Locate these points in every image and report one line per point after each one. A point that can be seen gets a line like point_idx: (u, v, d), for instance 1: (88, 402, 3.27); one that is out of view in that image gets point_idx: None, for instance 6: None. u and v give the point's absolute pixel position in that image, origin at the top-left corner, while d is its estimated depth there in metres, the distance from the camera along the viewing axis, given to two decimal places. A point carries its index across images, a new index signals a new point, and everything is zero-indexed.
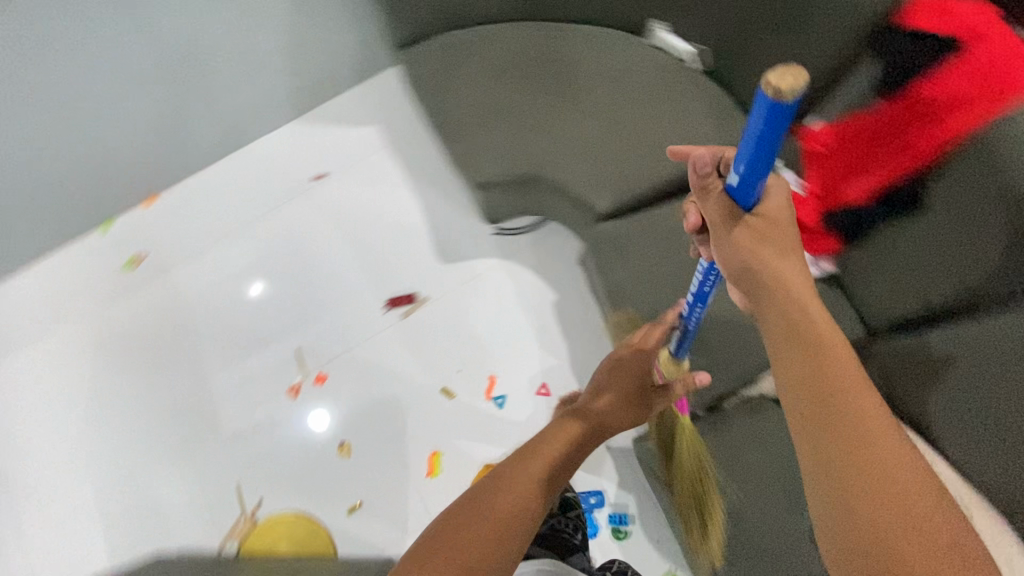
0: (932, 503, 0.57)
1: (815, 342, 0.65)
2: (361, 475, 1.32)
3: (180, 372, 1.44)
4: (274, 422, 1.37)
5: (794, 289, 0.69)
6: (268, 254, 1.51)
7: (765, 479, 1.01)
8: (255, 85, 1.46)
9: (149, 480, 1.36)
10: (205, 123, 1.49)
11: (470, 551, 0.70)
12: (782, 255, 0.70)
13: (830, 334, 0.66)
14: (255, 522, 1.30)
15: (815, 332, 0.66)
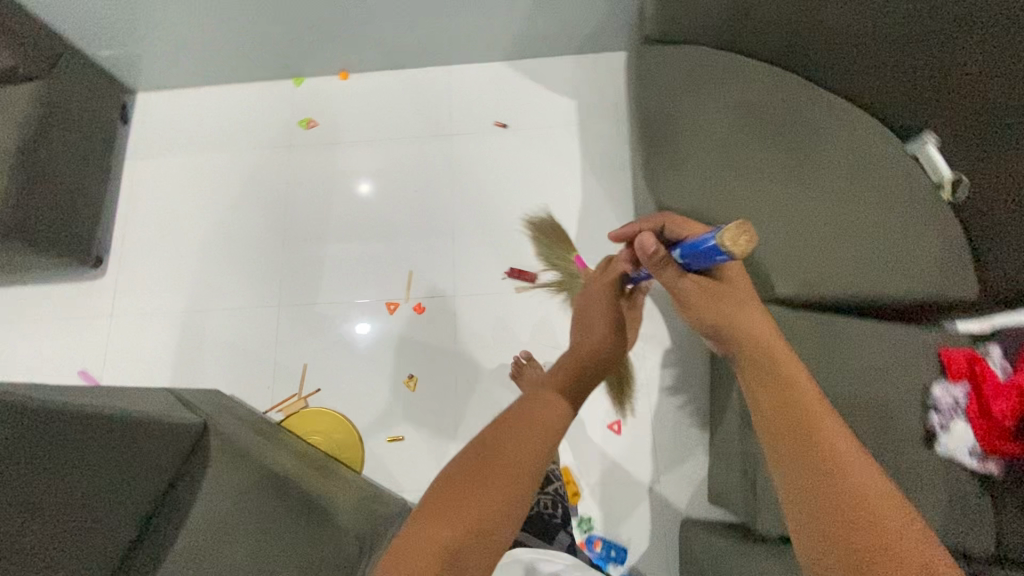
0: (882, 498, 0.57)
1: (766, 362, 0.68)
2: (413, 413, 1.33)
3: (299, 240, 1.48)
4: (360, 325, 1.40)
5: (758, 321, 0.72)
6: (420, 172, 1.52)
7: None
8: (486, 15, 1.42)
9: (231, 322, 1.42)
10: (422, 31, 1.47)
11: (468, 520, 0.64)
12: (742, 307, 0.73)
13: (787, 359, 0.68)
14: (304, 407, 1.34)
15: (770, 345, 0.69)
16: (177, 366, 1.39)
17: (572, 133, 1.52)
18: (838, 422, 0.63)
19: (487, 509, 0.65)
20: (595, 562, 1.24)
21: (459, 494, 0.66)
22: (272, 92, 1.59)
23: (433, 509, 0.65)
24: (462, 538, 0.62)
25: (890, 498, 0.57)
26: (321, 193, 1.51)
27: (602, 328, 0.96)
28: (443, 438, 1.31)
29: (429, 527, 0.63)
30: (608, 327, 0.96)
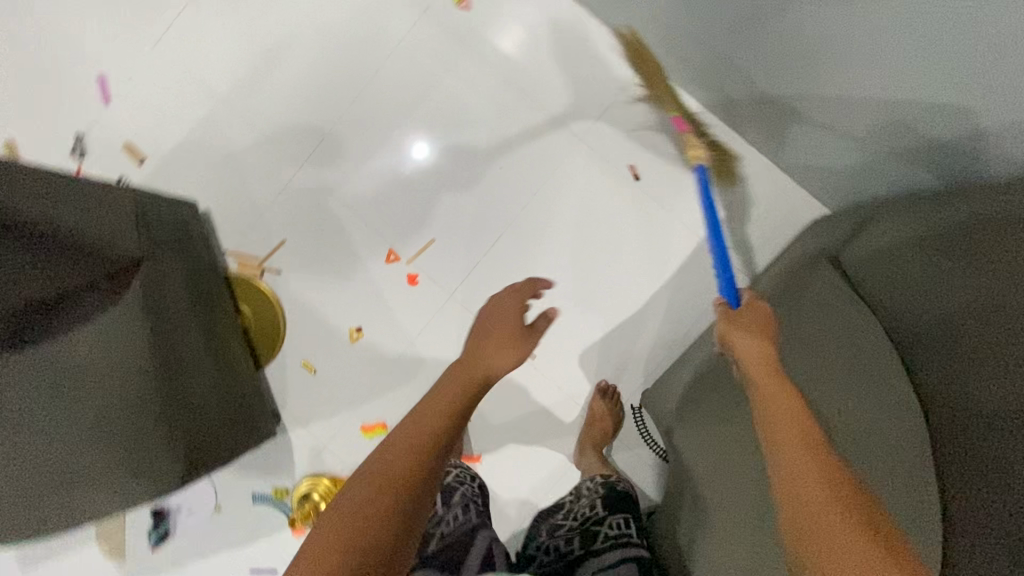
0: (857, 527, 0.55)
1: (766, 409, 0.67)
2: (340, 358, 1.28)
3: (363, 116, 1.28)
4: (358, 246, 1.29)
5: (760, 357, 0.73)
6: (525, 151, 1.27)
7: None
8: (716, 65, 1.06)
9: (251, 142, 1.29)
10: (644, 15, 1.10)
11: (380, 536, 0.56)
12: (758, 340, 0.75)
13: (772, 377, 0.70)
14: (256, 279, 1.28)
15: (756, 364, 0.72)
16: (179, 143, 1.29)
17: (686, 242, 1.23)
18: (798, 411, 0.66)
19: (361, 531, 0.55)
20: None
21: (370, 504, 0.57)
22: None
23: (335, 525, 0.56)
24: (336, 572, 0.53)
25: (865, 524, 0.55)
26: (417, 87, 1.28)
27: (494, 330, 0.81)
28: (340, 399, 1.28)
29: (330, 556, 0.53)
30: (509, 318, 0.82)
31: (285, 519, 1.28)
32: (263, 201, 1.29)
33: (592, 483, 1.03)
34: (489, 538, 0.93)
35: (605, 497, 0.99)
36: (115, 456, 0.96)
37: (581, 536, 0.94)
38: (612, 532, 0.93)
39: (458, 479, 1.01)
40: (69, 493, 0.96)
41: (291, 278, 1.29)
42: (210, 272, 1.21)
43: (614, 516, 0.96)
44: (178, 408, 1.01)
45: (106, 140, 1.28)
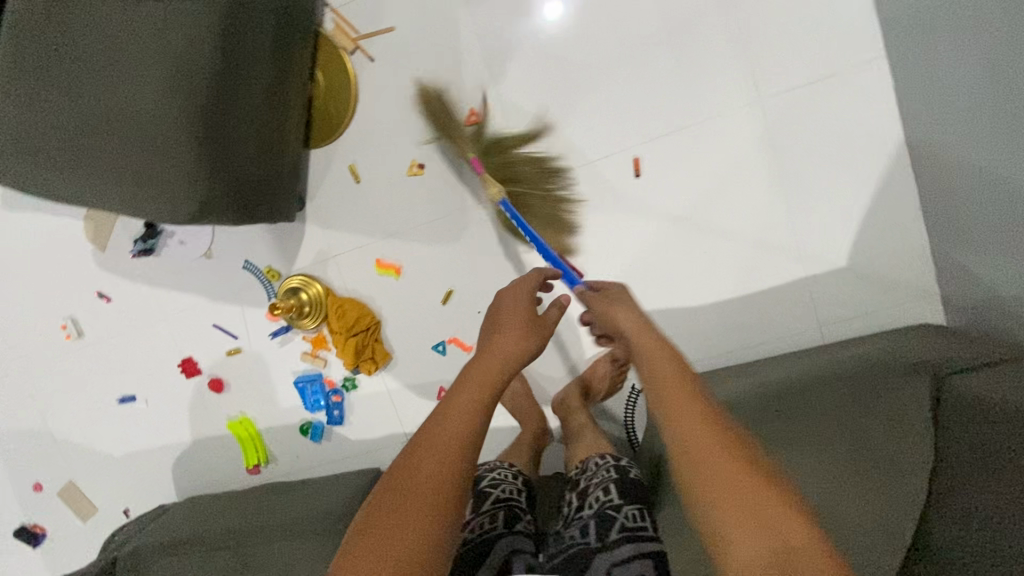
0: (738, 468, 0.60)
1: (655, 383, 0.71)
2: (388, 182, 1.17)
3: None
4: (461, 80, 1.12)
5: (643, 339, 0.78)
6: (687, 78, 1.07)
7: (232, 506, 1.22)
8: (947, 100, 0.84)
9: None
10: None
11: (403, 536, 0.60)
12: (629, 324, 0.81)
13: (656, 355, 0.75)
14: (344, 54, 1.12)
15: (641, 339, 0.78)
16: None
17: (787, 269, 1.09)
18: (670, 362, 0.73)
19: (393, 544, 0.59)
20: (317, 398, 1.27)
21: (391, 509, 0.62)
22: None
23: (367, 530, 0.61)
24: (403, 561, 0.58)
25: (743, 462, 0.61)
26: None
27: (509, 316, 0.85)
28: (368, 220, 1.19)
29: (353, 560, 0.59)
30: (523, 312, 0.86)
31: (265, 300, 1.25)
32: None
33: (608, 466, 0.88)
34: (512, 545, 0.81)
35: (619, 484, 0.83)
36: (145, 168, 0.88)
37: (594, 523, 0.78)
38: (627, 522, 0.77)
39: (494, 485, 0.92)
40: (92, 184, 0.91)
41: (380, 73, 1.13)
42: (306, 25, 1.06)
43: (629, 506, 0.79)
44: (226, 174, 0.93)
45: None
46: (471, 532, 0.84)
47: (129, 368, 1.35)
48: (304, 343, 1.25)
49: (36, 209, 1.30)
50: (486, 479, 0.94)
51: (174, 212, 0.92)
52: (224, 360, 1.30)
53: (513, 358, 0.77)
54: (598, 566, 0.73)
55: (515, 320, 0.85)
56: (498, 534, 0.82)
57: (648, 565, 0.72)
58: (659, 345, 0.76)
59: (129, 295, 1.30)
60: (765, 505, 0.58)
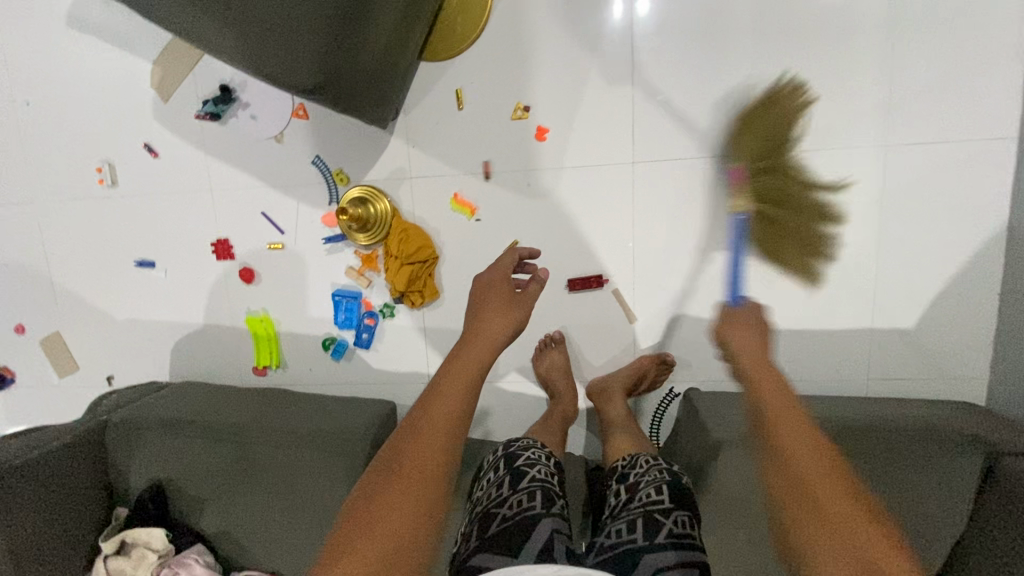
0: (862, 519, 0.52)
1: (764, 411, 0.59)
2: (491, 118, 1.12)
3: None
4: (598, 36, 1.07)
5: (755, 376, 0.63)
6: (822, 102, 1.05)
7: (236, 392, 1.19)
8: None
9: None
10: None
11: (397, 525, 0.55)
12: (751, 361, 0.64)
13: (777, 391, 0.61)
14: None
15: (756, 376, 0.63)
16: None
17: (855, 317, 1.10)
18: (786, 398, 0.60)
19: (385, 534, 0.55)
20: (350, 316, 1.22)
21: (380, 499, 0.57)
22: None
23: (359, 523, 0.56)
24: (383, 564, 0.53)
25: (864, 513, 0.53)
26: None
27: (490, 297, 0.77)
28: (458, 151, 1.14)
29: (348, 557, 0.54)
30: (500, 285, 0.79)
31: (325, 202, 1.19)
32: None
33: (660, 468, 0.89)
34: (552, 524, 0.79)
35: (672, 485, 0.84)
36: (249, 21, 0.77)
37: (641, 521, 0.78)
38: (676, 528, 0.78)
39: (530, 464, 0.90)
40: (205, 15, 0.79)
41: (519, 3, 1.07)
42: None
43: (680, 511, 0.80)
44: (338, 54, 0.82)
45: None
46: (508, 508, 0.82)
47: (155, 232, 1.26)
48: (354, 257, 1.19)
49: (102, 37, 1.19)
50: (522, 457, 0.92)
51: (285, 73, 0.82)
52: (262, 252, 1.23)
53: (498, 338, 0.71)
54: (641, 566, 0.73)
55: (492, 293, 0.78)
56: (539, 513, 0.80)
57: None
58: (777, 385, 0.61)
59: (179, 155, 1.21)
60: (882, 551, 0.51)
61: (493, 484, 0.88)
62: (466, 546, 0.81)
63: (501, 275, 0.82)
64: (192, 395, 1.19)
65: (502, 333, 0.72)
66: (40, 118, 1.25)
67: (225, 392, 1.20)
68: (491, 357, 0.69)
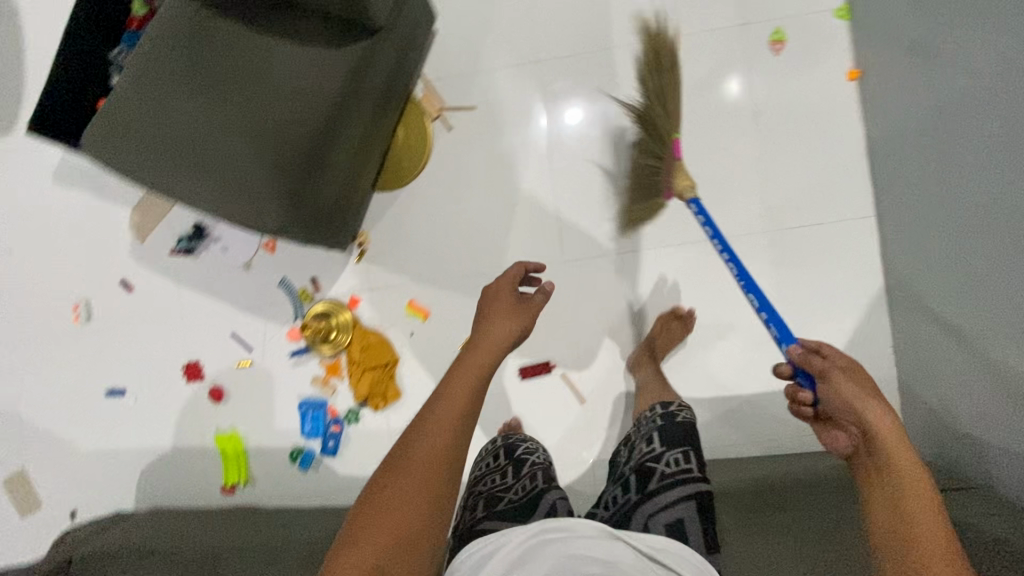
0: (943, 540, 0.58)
1: (877, 453, 0.66)
2: (436, 233, 1.28)
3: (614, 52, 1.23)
4: (522, 161, 1.27)
5: (859, 408, 0.69)
6: (715, 200, 1.24)
7: (208, 514, 1.22)
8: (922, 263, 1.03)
9: (511, 4, 1.26)
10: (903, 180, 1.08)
11: (406, 513, 0.64)
12: (863, 398, 0.69)
13: (904, 452, 0.65)
14: (426, 118, 1.26)
15: (873, 418, 0.68)
16: None
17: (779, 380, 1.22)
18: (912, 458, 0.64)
19: (400, 526, 0.63)
20: (318, 424, 1.28)
21: (387, 494, 0.65)
22: None
23: (372, 515, 0.64)
24: (386, 555, 0.61)
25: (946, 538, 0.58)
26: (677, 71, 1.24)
27: (496, 309, 0.87)
28: (409, 264, 1.28)
29: (353, 556, 0.61)
30: (509, 299, 0.88)
31: (291, 318, 1.29)
32: (481, 58, 1.26)
33: (651, 418, 1.07)
34: (556, 496, 0.94)
35: (661, 433, 1.02)
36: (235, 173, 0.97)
37: (637, 476, 0.98)
38: (667, 470, 0.96)
39: (528, 452, 1.06)
40: (176, 174, 0.97)
41: (453, 139, 1.27)
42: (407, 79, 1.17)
43: (671, 453, 0.98)
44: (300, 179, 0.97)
45: None
46: (517, 491, 0.97)
47: (127, 360, 1.33)
48: (318, 367, 1.28)
49: (87, 191, 1.34)
50: (522, 446, 1.07)
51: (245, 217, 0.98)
52: (231, 370, 1.31)
53: (502, 342, 0.81)
54: (642, 513, 0.93)
55: (501, 301, 0.88)
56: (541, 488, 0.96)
57: (689, 507, 0.92)
58: (897, 437, 0.66)
59: (153, 288, 1.32)
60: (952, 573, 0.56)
61: (495, 470, 1.04)
62: (474, 516, 0.96)
63: (507, 288, 0.91)
64: (164, 520, 1.21)
65: (507, 335, 0.82)
66: (21, 265, 1.35)
67: (193, 515, 1.22)
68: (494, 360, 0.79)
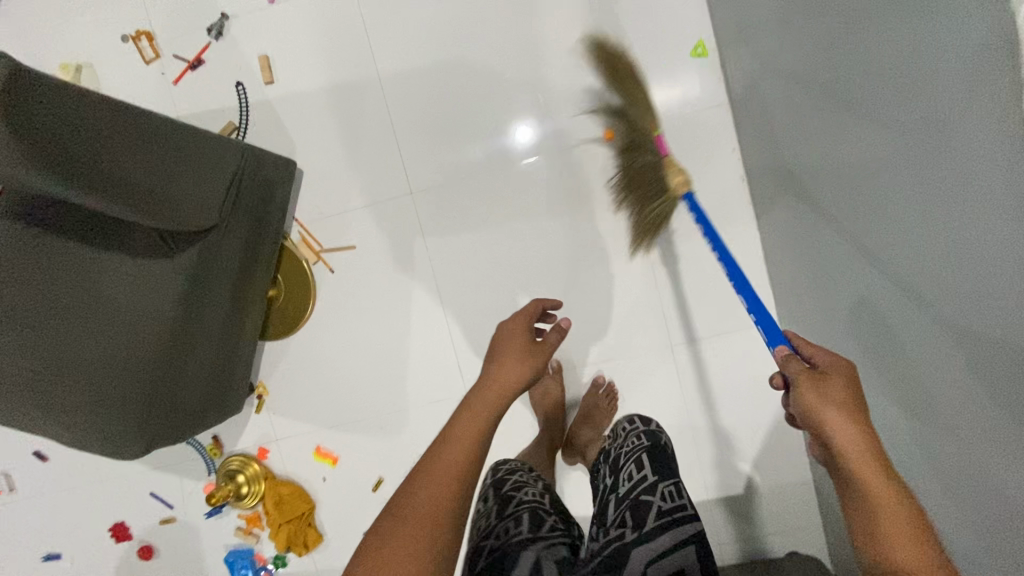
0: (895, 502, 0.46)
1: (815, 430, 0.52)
2: (334, 374, 1.25)
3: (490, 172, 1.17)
4: (409, 292, 1.22)
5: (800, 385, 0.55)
6: (610, 312, 1.19)
7: None
8: None
9: (376, 132, 1.19)
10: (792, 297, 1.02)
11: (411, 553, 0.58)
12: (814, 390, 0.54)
13: (837, 423, 0.50)
14: (306, 264, 1.22)
15: (810, 400, 0.53)
16: (312, 86, 1.18)
17: (694, 490, 1.19)
18: (856, 435, 0.49)
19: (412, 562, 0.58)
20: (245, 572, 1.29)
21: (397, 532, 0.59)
22: (698, 74, 1.14)
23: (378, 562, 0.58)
24: None
25: (894, 494, 0.47)
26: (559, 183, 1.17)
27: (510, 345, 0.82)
28: (311, 408, 1.26)
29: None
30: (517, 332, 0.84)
31: (205, 472, 1.30)
32: (353, 193, 1.20)
33: (637, 434, 0.99)
34: (541, 547, 0.79)
35: (650, 455, 0.93)
36: (83, 402, 0.91)
37: (633, 510, 0.84)
38: (665, 504, 0.84)
39: (518, 489, 0.92)
40: (17, 401, 0.91)
41: (336, 279, 1.23)
42: (272, 242, 1.14)
43: (664, 484, 0.87)
44: (157, 400, 0.95)
45: (244, 43, 1.18)
46: (499, 538, 0.81)
47: (57, 526, 1.35)
48: (239, 518, 1.29)
49: None
50: (510, 482, 0.95)
51: (101, 448, 0.94)
52: (155, 527, 1.32)
53: (518, 375, 0.76)
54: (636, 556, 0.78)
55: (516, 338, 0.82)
56: (526, 538, 0.80)
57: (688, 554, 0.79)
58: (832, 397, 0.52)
59: (66, 457, 1.32)
60: (909, 535, 0.45)
61: (483, 515, 0.89)
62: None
63: (516, 327, 0.86)
64: None
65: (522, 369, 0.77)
66: None
67: None
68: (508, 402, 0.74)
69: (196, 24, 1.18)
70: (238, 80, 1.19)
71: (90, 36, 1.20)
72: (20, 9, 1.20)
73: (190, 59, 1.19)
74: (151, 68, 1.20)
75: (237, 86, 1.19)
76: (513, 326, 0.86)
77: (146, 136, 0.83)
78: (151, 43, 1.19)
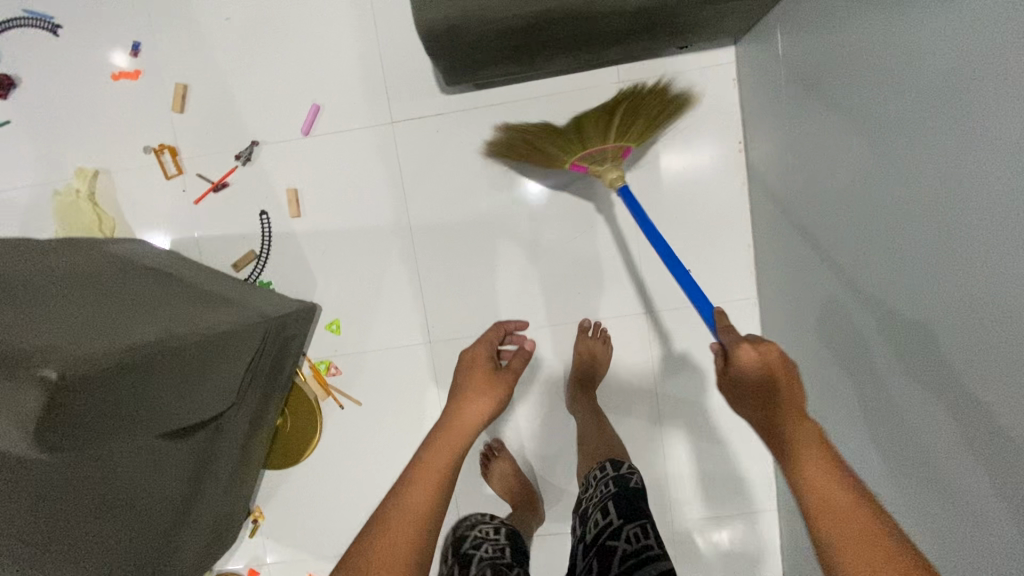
0: (802, 426, 0.57)
1: (772, 418, 0.59)
2: (331, 506, 1.23)
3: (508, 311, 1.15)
4: (416, 436, 1.20)
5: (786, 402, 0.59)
6: None
7: None
8: None
9: (402, 276, 1.17)
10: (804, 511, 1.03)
11: None
12: (764, 372, 0.60)
13: (796, 409, 0.58)
14: (316, 400, 1.19)
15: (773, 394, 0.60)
16: (343, 226, 1.15)
17: None
18: (801, 408, 0.59)
19: None
20: None
21: None
22: (729, 263, 1.14)
23: None
24: None
25: (817, 435, 0.57)
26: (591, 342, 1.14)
27: (475, 375, 0.88)
28: (305, 538, 1.25)
29: None
30: (482, 364, 0.90)
31: None
32: (373, 334, 1.18)
33: (605, 482, 0.97)
34: None
35: (616, 504, 0.90)
36: None
37: (599, 558, 0.84)
38: (629, 546, 0.83)
39: (476, 546, 0.96)
40: None
41: (343, 417, 1.21)
42: (282, 385, 1.13)
43: (629, 526, 0.85)
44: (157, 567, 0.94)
45: (274, 173, 1.14)
46: None
47: None
48: None
49: None
50: (470, 540, 0.99)
51: None
52: None
53: (477, 416, 0.81)
54: None
55: (484, 366, 0.90)
56: None
57: None
58: (787, 379, 0.60)
59: None
60: (829, 474, 0.54)
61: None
62: None
63: (483, 358, 0.91)
64: None
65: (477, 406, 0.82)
66: None
67: None
68: (467, 442, 0.78)
69: (225, 148, 1.14)
70: (263, 209, 1.15)
71: (111, 142, 1.15)
72: (43, 112, 1.15)
73: (214, 180, 1.15)
74: (173, 183, 1.16)
75: (262, 215, 1.15)
76: (471, 355, 0.92)
77: (180, 355, 0.74)
78: (174, 158, 1.15)
